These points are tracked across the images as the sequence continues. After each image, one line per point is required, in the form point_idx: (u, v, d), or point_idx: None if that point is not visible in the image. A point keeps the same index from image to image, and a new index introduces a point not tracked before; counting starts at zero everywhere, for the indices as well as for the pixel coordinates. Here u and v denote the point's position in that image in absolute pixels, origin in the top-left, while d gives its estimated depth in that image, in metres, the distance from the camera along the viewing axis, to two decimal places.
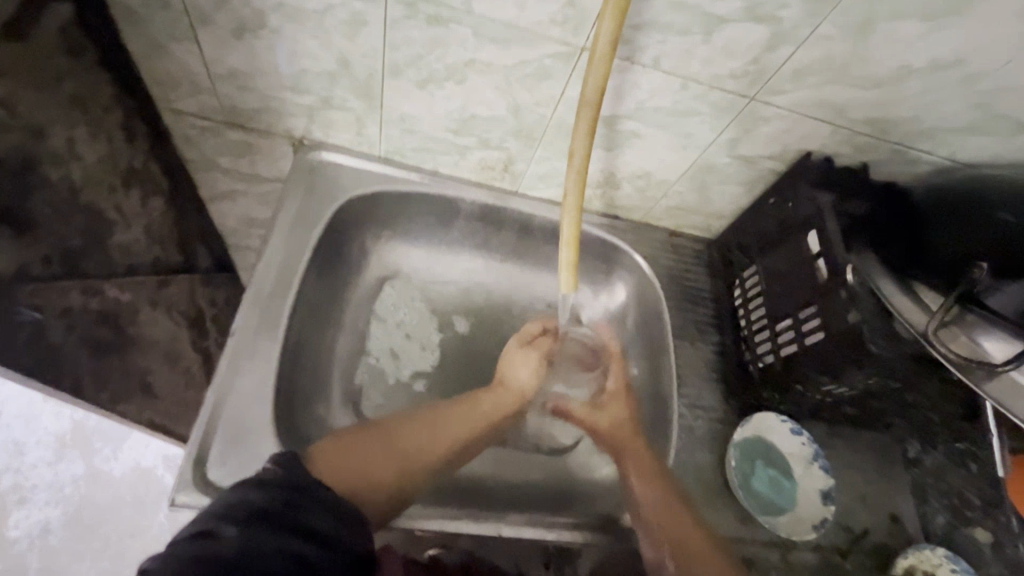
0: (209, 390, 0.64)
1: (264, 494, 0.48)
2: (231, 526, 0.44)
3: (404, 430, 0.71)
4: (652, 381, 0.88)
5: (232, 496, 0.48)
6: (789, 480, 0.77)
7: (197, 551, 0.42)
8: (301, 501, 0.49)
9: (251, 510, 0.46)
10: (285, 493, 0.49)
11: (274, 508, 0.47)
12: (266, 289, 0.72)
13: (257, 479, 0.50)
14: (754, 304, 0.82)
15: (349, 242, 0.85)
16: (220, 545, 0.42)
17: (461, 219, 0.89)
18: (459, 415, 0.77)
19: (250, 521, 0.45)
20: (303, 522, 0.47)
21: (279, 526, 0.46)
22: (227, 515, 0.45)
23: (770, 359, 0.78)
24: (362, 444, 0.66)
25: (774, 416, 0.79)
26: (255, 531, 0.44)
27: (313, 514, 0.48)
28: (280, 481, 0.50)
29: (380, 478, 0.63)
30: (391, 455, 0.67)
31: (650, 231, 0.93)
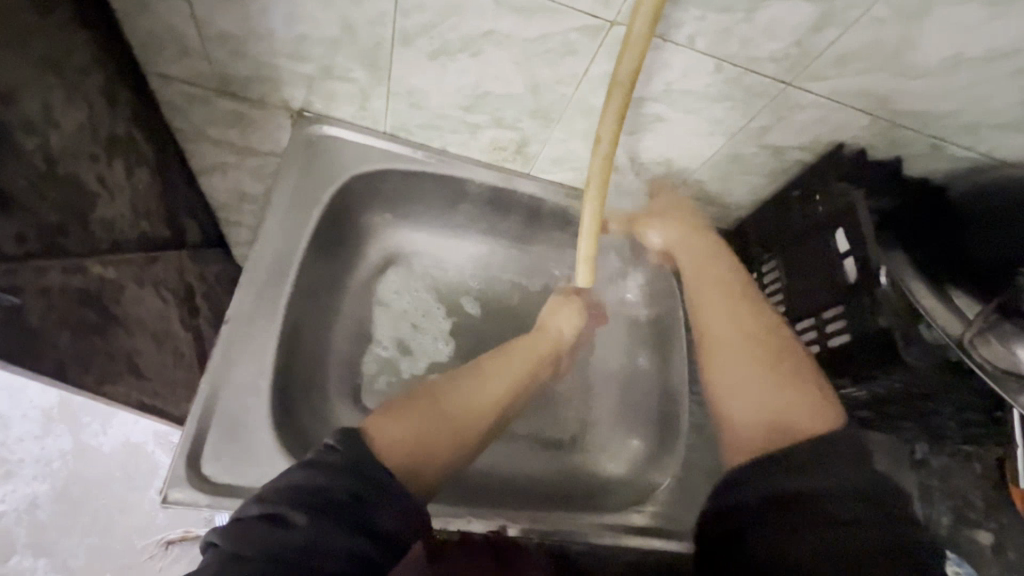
0: (203, 381, 0.60)
1: (333, 482, 0.45)
2: (301, 514, 0.42)
3: (451, 389, 0.64)
4: (662, 375, 0.85)
5: (304, 473, 0.46)
6: None
7: (265, 540, 0.41)
8: (369, 490, 0.46)
9: (319, 499, 0.44)
10: (353, 481, 0.46)
11: (343, 501, 0.44)
12: (262, 273, 0.68)
13: (326, 458, 0.47)
14: (773, 301, 0.79)
15: (350, 222, 0.81)
16: (288, 534, 0.41)
17: (469, 202, 0.85)
18: (497, 358, 0.72)
19: (318, 512, 0.43)
20: (371, 517, 0.44)
21: (348, 522, 0.43)
22: (295, 499, 0.44)
23: None
24: (411, 407, 0.58)
25: None
26: (324, 525, 0.42)
27: (382, 505, 0.46)
28: (351, 466, 0.47)
29: (438, 446, 0.57)
30: (444, 419, 0.60)
31: None
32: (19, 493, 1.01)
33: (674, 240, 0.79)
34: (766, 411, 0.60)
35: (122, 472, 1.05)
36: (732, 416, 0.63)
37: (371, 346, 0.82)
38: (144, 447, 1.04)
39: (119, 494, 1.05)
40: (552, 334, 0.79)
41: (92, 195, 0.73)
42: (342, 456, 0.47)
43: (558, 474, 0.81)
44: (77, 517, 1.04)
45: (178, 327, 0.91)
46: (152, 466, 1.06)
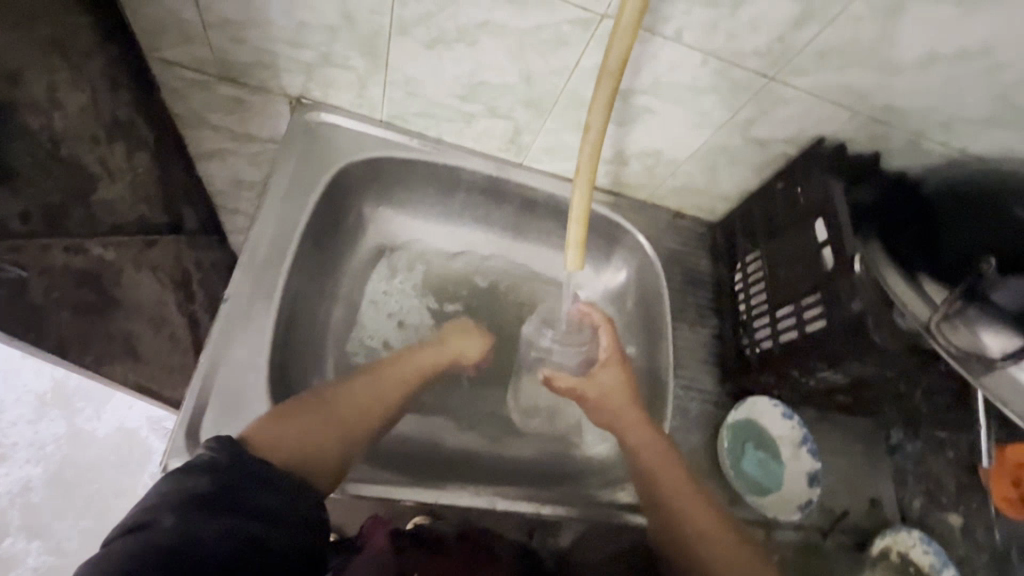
0: (202, 357, 0.62)
1: (200, 481, 0.47)
2: (170, 515, 0.44)
3: (340, 391, 0.66)
4: (646, 361, 0.87)
5: (170, 482, 0.47)
6: (778, 463, 0.78)
7: (133, 546, 0.41)
8: (240, 482, 0.49)
9: (189, 498, 0.46)
10: (223, 476, 0.48)
11: (210, 495, 0.46)
12: (260, 254, 0.69)
13: (192, 464, 0.49)
14: (755, 290, 0.81)
15: (347, 208, 0.83)
16: (161, 536, 0.42)
17: (464, 191, 0.87)
18: (393, 369, 0.72)
19: (188, 510, 0.45)
20: (246, 503, 0.47)
21: (222, 509, 0.46)
22: (162, 504, 0.45)
23: (768, 344, 0.77)
24: (298, 412, 0.60)
25: (765, 400, 0.80)
26: (194, 518, 0.44)
27: (256, 491, 0.49)
28: (222, 464, 0.50)
29: (324, 445, 0.59)
30: (329, 420, 0.62)
31: (654, 211, 0.92)
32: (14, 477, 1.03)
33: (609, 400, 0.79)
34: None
35: (115, 456, 1.07)
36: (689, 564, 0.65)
37: (366, 330, 0.83)
38: (137, 433, 1.08)
39: (115, 480, 1.05)
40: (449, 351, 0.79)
41: (93, 176, 0.75)
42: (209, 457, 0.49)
43: (548, 457, 0.83)
44: (70, 502, 1.03)
45: (174, 313, 0.90)
46: (146, 451, 1.08)
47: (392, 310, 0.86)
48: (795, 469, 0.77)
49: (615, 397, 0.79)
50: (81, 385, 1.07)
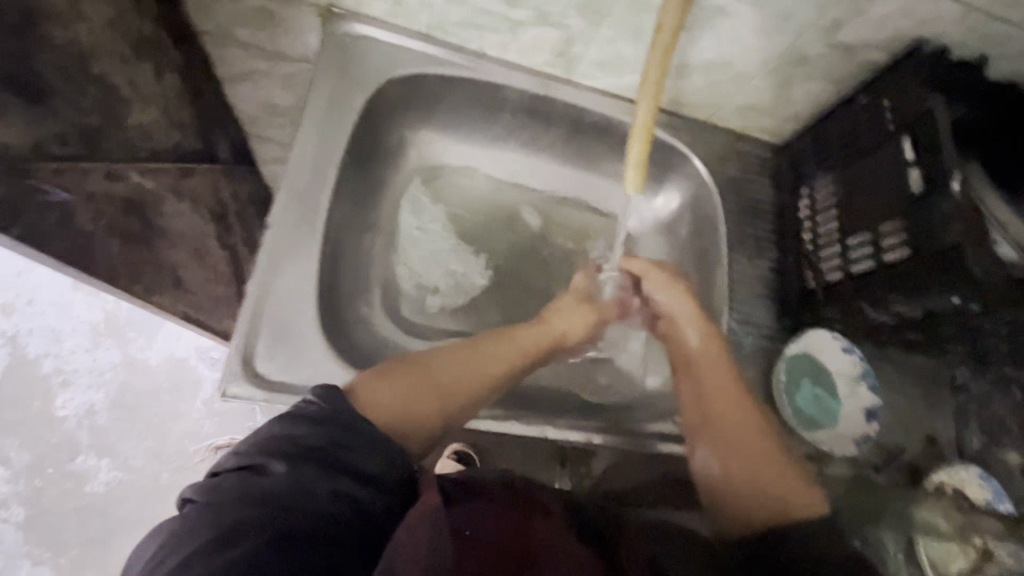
0: (250, 284, 0.61)
1: (311, 432, 0.44)
2: (281, 461, 0.42)
3: (443, 357, 0.60)
4: (699, 295, 0.83)
5: (282, 426, 0.45)
6: (832, 397, 0.76)
7: (245, 488, 0.41)
8: (351, 438, 0.45)
9: (300, 447, 0.43)
10: (334, 431, 0.45)
11: (322, 448, 0.44)
12: (300, 180, 0.66)
13: (302, 411, 0.46)
14: (824, 219, 0.75)
15: (385, 132, 0.78)
16: (268, 480, 0.41)
17: (508, 112, 0.81)
18: (497, 344, 0.66)
19: (298, 459, 0.43)
20: (357, 465, 0.44)
21: (332, 468, 0.43)
22: (273, 448, 0.43)
23: (836, 277, 0.73)
24: (397, 377, 0.55)
25: (825, 334, 0.76)
26: (303, 470, 0.42)
27: (367, 453, 0.45)
28: (330, 416, 0.46)
29: (421, 411, 0.54)
30: (433, 382, 0.57)
31: (712, 132, 0.85)
32: (76, 403, 1.05)
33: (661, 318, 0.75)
34: (760, 493, 0.53)
35: (168, 383, 1.07)
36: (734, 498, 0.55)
37: (410, 261, 0.80)
38: (187, 363, 1.07)
39: (170, 405, 1.06)
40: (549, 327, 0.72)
41: (124, 99, 0.73)
42: (320, 405, 0.47)
43: (596, 389, 0.83)
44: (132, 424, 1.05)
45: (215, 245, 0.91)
46: (195, 380, 1.07)
47: (437, 242, 0.82)
48: (851, 404, 0.75)
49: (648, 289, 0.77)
50: (132, 315, 1.08)
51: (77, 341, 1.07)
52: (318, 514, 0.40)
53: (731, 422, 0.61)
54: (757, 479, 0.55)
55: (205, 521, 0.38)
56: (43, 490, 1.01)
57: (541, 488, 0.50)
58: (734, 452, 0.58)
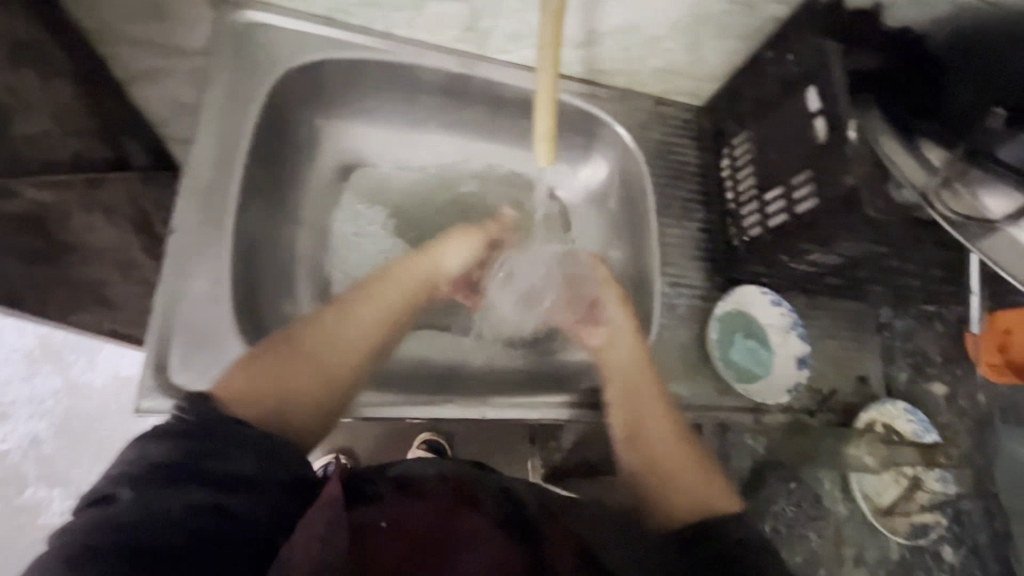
0: (157, 292, 0.58)
1: (162, 451, 0.44)
2: (128, 487, 0.42)
3: (319, 325, 0.59)
4: (633, 261, 0.84)
5: (131, 455, 0.44)
6: (765, 349, 0.78)
7: (93, 520, 0.40)
8: (207, 447, 0.45)
9: (150, 467, 0.43)
10: (186, 443, 0.45)
11: (172, 463, 0.43)
12: (203, 180, 0.63)
13: (157, 431, 0.46)
14: (744, 175, 0.77)
15: (297, 122, 0.75)
16: (117, 508, 0.40)
17: (426, 92, 0.79)
18: (377, 290, 0.65)
19: (146, 481, 0.42)
20: (214, 471, 0.44)
21: (186, 481, 0.43)
22: (124, 476, 0.42)
23: (757, 232, 0.74)
24: (264, 360, 0.56)
25: (755, 289, 0.79)
26: (150, 492, 0.41)
27: (224, 458, 0.45)
28: (186, 431, 0.46)
29: (295, 387, 0.55)
30: (305, 356, 0.57)
31: (635, 98, 0.85)
32: (21, 435, 1.02)
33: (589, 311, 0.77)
34: (689, 491, 0.59)
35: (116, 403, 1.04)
36: (668, 496, 0.59)
37: (338, 254, 0.78)
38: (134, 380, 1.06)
39: (119, 426, 1.03)
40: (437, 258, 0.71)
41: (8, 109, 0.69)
42: (169, 425, 0.46)
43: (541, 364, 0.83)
44: (81, 450, 1.02)
45: (142, 257, 0.92)
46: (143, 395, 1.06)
47: (366, 233, 0.80)
48: (782, 353, 0.77)
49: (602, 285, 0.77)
50: (67, 338, 1.06)
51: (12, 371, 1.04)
52: (172, 529, 0.40)
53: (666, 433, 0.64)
54: (690, 476, 0.60)
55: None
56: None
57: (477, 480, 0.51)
58: (668, 453, 0.63)
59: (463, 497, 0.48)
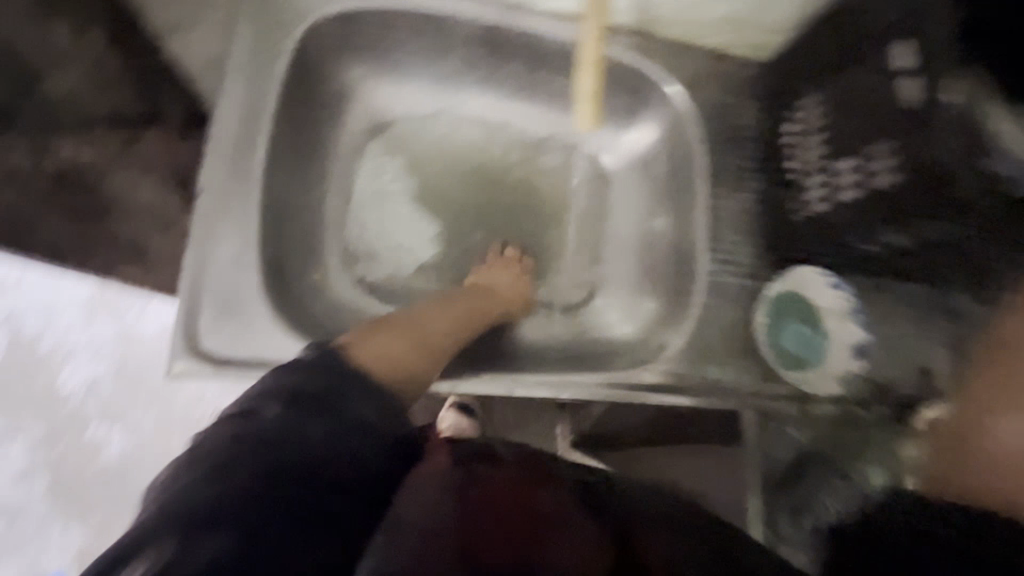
0: (186, 255, 0.58)
1: (305, 380, 0.47)
2: (272, 406, 0.45)
3: (423, 317, 0.64)
4: (677, 235, 0.78)
5: (280, 375, 0.48)
6: (820, 336, 0.70)
7: (237, 432, 0.43)
8: (332, 389, 0.48)
9: (297, 394, 0.46)
10: (328, 376, 0.49)
11: (312, 392, 0.46)
12: (229, 139, 0.61)
13: (297, 360, 0.50)
14: (810, 145, 0.69)
15: (325, 78, 0.72)
16: (261, 423, 0.43)
17: (461, 45, 0.73)
18: (460, 301, 0.70)
19: (293, 403, 0.45)
20: (342, 408, 0.46)
21: (325, 410, 0.45)
22: (270, 393, 0.46)
23: (822, 207, 0.67)
24: (387, 333, 0.58)
25: (812, 271, 0.70)
26: (295, 417, 0.44)
27: (353, 402, 0.47)
28: (326, 369, 0.49)
29: (413, 364, 0.57)
30: (419, 337, 0.61)
31: (689, 51, 0.77)
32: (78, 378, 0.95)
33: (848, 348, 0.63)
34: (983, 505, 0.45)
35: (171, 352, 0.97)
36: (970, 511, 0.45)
37: (365, 219, 0.76)
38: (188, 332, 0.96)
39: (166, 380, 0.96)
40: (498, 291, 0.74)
41: None
42: (306, 359, 0.49)
43: (579, 339, 0.79)
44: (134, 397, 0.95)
45: None
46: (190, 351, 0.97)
47: (394, 199, 0.78)
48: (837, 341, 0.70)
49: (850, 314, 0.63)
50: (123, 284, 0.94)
51: (71, 314, 0.94)
52: (297, 456, 0.42)
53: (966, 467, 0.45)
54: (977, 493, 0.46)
55: (213, 452, 0.41)
56: (63, 459, 0.93)
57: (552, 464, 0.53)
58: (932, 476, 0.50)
59: (543, 471, 0.50)
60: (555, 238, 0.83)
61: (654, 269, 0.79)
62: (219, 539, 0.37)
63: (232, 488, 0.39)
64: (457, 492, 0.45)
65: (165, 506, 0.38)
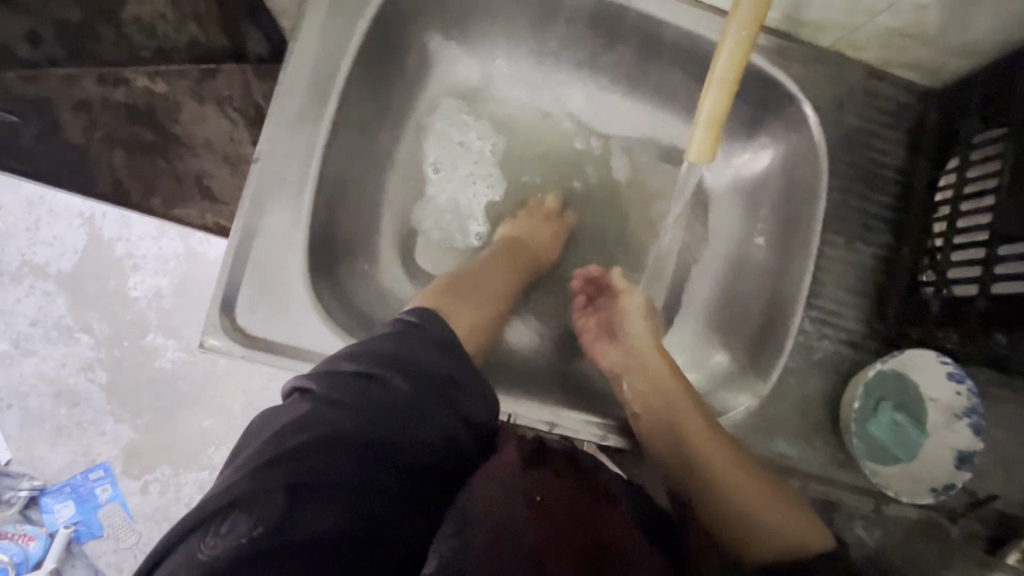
0: (233, 227, 0.54)
1: (427, 357, 0.44)
2: (401, 376, 0.41)
3: (473, 275, 0.62)
4: (772, 279, 0.67)
5: (391, 342, 0.44)
6: (917, 431, 0.60)
7: (363, 395, 0.40)
8: (440, 372, 0.43)
9: (421, 370, 0.43)
10: (445, 357, 0.45)
11: (434, 372, 0.43)
12: (296, 102, 0.56)
13: (412, 331, 0.46)
14: (970, 208, 0.56)
15: (410, 39, 0.64)
16: (385, 393, 0.40)
17: (566, 19, 0.64)
18: (497, 259, 0.65)
19: (416, 377, 0.42)
20: (457, 400, 0.43)
21: (442, 398, 0.42)
22: (386, 361, 0.42)
23: (966, 290, 0.55)
24: (455, 292, 0.57)
25: (932, 355, 0.60)
26: (420, 397, 0.41)
27: (467, 395, 0.44)
28: (447, 345, 0.46)
29: (479, 325, 0.58)
30: (481, 293, 0.60)
31: (838, 64, 0.63)
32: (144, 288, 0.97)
33: (631, 367, 0.63)
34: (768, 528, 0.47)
35: None
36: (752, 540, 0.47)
37: (428, 200, 0.70)
38: None
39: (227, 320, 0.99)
40: (531, 248, 0.68)
41: None
42: (422, 331, 0.46)
43: None
44: (195, 315, 0.97)
45: None
46: None
47: (477, 160, 0.72)
48: (939, 441, 0.60)
49: (641, 351, 0.63)
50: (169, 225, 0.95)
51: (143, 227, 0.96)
52: (401, 445, 0.39)
53: (714, 459, 0.52)
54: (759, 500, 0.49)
55: (322, 416, 0.38)
56: (120, 360, 0.96)
57: (605, 468, 0.45)
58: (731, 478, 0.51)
59: (602, 488, 0.40)
60: (629, 254, 0.74)
61: (735, 311, 0.70)
62: (332, 514, 0.34)
63: (337, 461, 0.36)
64: (525, 493, 0.36)
65: (270, 460, 0.35)
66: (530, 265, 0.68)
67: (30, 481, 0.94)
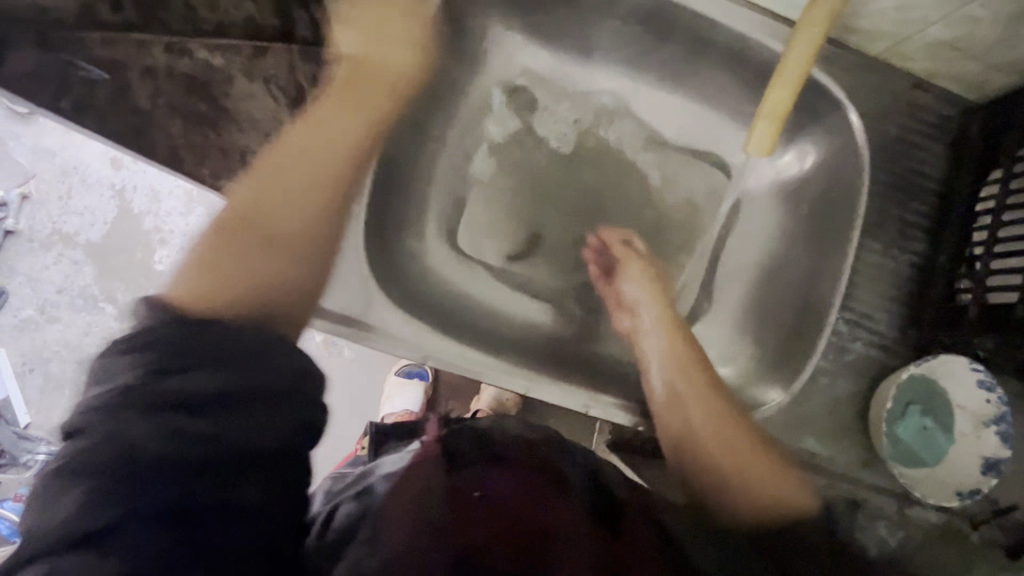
0: None
1: (126, 372, 0.32)
2: (102, 418, 0.31)
3: (287, 160, 0.46)
4: (807, 279, 0.68)
5: (90, 381, 0.32)
6: (943, 435, 0.62)
7: (71, 458, 0.30)
8: (181, 360, 0.32)
9: (124, 393, 0.31)
10: (149, 355, 0.32)
11: (144, 387, 0.31)
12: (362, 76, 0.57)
13: (117, 347, 0.33)
14: (1014, 218, 0.57)
15: None
16: (93, 442, 0.30)
17: (621, 15, 0.65)
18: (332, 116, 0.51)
19: (123, 405, 0.31)
20: (188, 394, 0.32)
21: (168, 409, 0.31)
22: (86, 409, 0.31)
23: (1008, 297, 0.56)
24: (234, 240, 0.42)
25: (963, 362, 0.61)
26: (132, 425, 0.30)
27: (196, 377, 0.32)
28: (147, 340, 0.33)
29: (279, 268, 0.42)
30: (274, 202, 0.44)
31: (886, 73, 0.65)
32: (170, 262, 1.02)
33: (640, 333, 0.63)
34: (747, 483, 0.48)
35: None
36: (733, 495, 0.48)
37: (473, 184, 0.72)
38: None
39: None
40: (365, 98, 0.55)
41: None
42: (118, 345, 0.33)
43: None
44: None
45: None
46: None
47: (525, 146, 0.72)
48: (966, 447, 0.62)
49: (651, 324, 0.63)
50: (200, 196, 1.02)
51: (172, 202, 1.03)
52: (160, 472, 0.30)
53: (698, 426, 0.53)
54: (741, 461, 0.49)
55: (43, 500, 0.29)
56: None
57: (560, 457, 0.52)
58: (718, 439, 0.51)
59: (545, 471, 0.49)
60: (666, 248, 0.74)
61: (768, 309, 0.71)
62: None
63: (85, 522, 0.28)
64: (445, 492, 0.44)
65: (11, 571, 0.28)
66: (375, 113, 0.55)
67: (47, 445, 1.00)
